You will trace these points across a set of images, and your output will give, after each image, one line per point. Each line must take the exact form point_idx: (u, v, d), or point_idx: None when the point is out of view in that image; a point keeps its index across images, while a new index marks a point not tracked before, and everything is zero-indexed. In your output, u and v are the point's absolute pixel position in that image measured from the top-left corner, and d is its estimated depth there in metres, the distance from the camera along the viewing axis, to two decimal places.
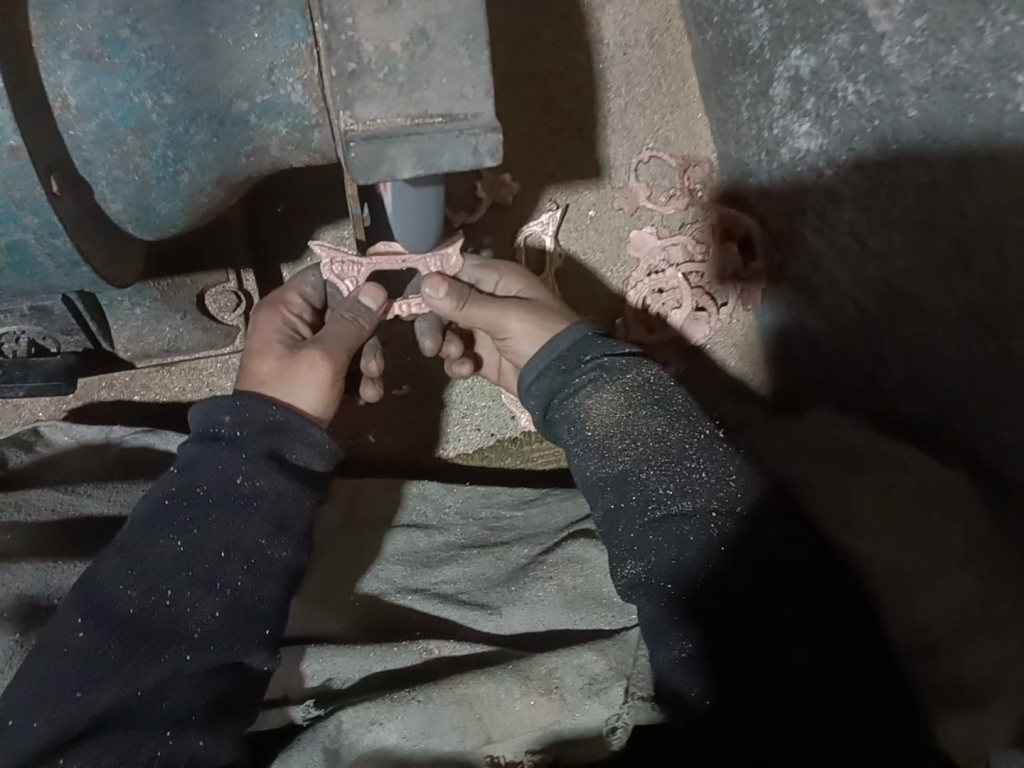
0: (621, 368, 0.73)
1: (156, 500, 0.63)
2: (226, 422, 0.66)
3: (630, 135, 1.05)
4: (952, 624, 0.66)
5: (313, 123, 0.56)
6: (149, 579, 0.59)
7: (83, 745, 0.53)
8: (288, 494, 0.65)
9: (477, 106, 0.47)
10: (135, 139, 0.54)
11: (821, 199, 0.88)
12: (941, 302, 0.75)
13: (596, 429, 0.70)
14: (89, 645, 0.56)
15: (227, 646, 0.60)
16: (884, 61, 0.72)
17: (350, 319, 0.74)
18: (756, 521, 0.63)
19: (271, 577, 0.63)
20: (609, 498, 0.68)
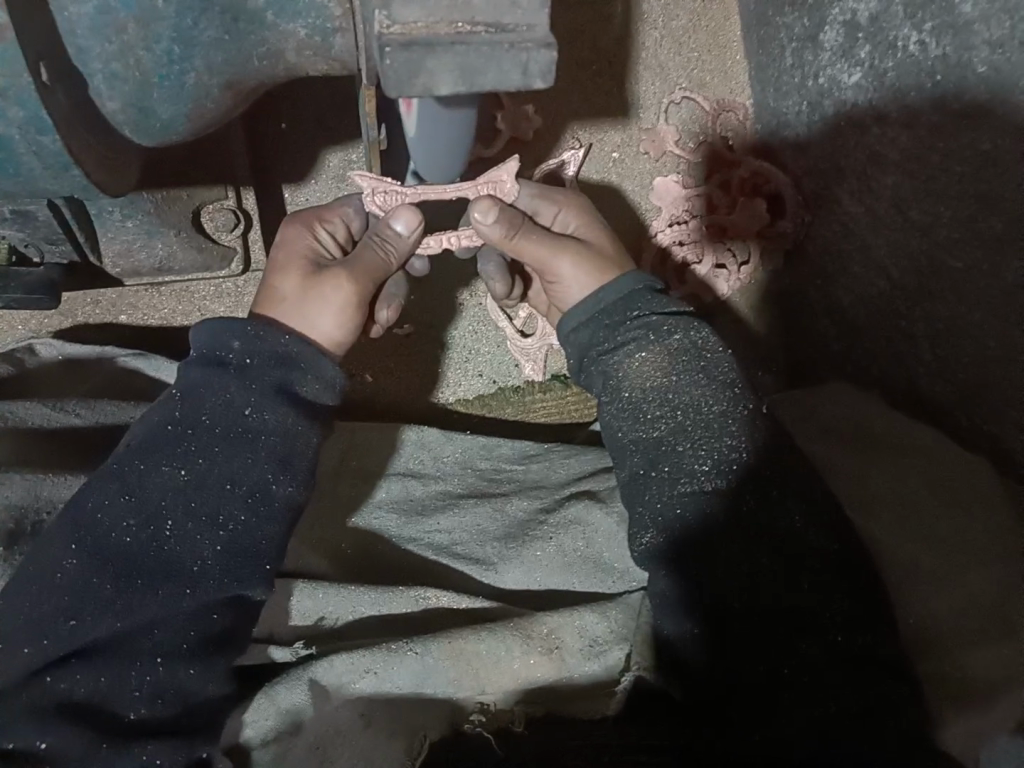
0: (668, 329, 0.68)
1: (159, 420, 0.59)
2: (235, 347, 0.61)
3: (663, 73, 0.99)
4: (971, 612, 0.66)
5: (336, 27, 0.51)
6: (147, 507, 0.56)
7: (70, 670, 0.52)
8: (296, 432, 0.61)
9: (530, 15, 0.41)
10: (137, 30, 0.47)
11: (862, 158, 0.83)
12: (986, 280, 0.71)
13: (634, 391, 0.67)
14: (78, 576, 0.54)
15: (224, 580, 0.57)
16: (957, 10, 0.66)
17: (378, 243, 0.66)
18: (784, 508, 0.62)
19: (272, 517, 0.60)
20: (637, 462, 0.65)
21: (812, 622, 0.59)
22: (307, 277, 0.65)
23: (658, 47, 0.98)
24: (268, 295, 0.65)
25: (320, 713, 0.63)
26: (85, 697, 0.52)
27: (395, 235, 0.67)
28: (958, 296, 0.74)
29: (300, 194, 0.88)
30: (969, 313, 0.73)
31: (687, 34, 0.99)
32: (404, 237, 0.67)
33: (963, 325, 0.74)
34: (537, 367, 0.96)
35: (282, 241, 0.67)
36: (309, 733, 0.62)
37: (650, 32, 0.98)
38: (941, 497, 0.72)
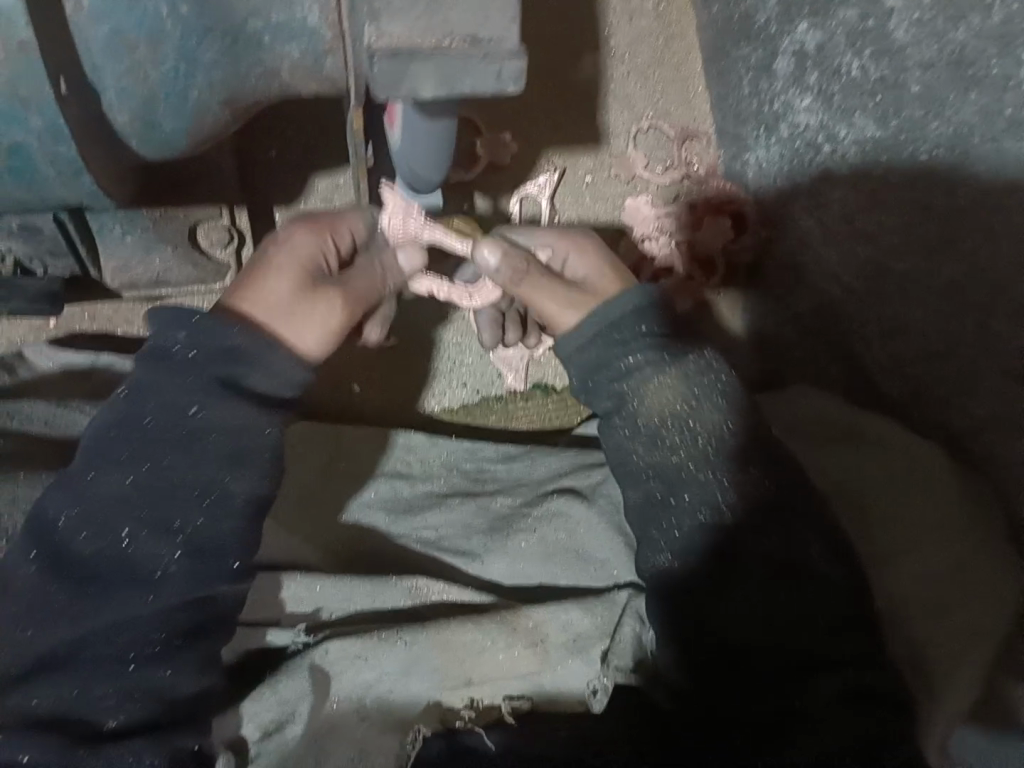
0: (681, 356, 0.71)
1: (105, 425, 0.60)
2: (181, 341, 0.62)
3: (631, 103, 1.06)
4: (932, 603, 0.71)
5: (327, 50, 0.56)
6: (99, 516, 0.57)
7: (39, 686, 0.54)
8: (254, 426, 0.62)
9: (502, 30, 0.46)
10: (147, 49, 0.52)
11: (815, 176, 0.89)
12: (926, 276, 0.75)
13: (652, 417, 0.70)
14: (35, 586, 0.55)
15: (183, 584, 0.58)
16: (891, 37, 0.73)
17: (380, 270, 0.73)
18: (801, 543, 0.66)
19: (228, 512, 0.61)
20: (657, 487, 0.68)
21: (820, 655, 0.64)
22: (300, 287, 0.66)
23: (626, 78, 1.06)
24: (258, 291, 0.65)
25: (317, 698, 0.67)
26: (51, 711, 0.54)
27: (396, 266, 0.74)
28: (903, 295, 0.79)
29: (289, 215, 0.92)
30: (911, 309, 0.78)
31: (654, 67, 1.07)
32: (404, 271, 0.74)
33: (914, 322, 0.78)
34: (519, 377, 1.00)
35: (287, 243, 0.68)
36: (305, 716, 0.66)
37: (619, 65, 1.05)
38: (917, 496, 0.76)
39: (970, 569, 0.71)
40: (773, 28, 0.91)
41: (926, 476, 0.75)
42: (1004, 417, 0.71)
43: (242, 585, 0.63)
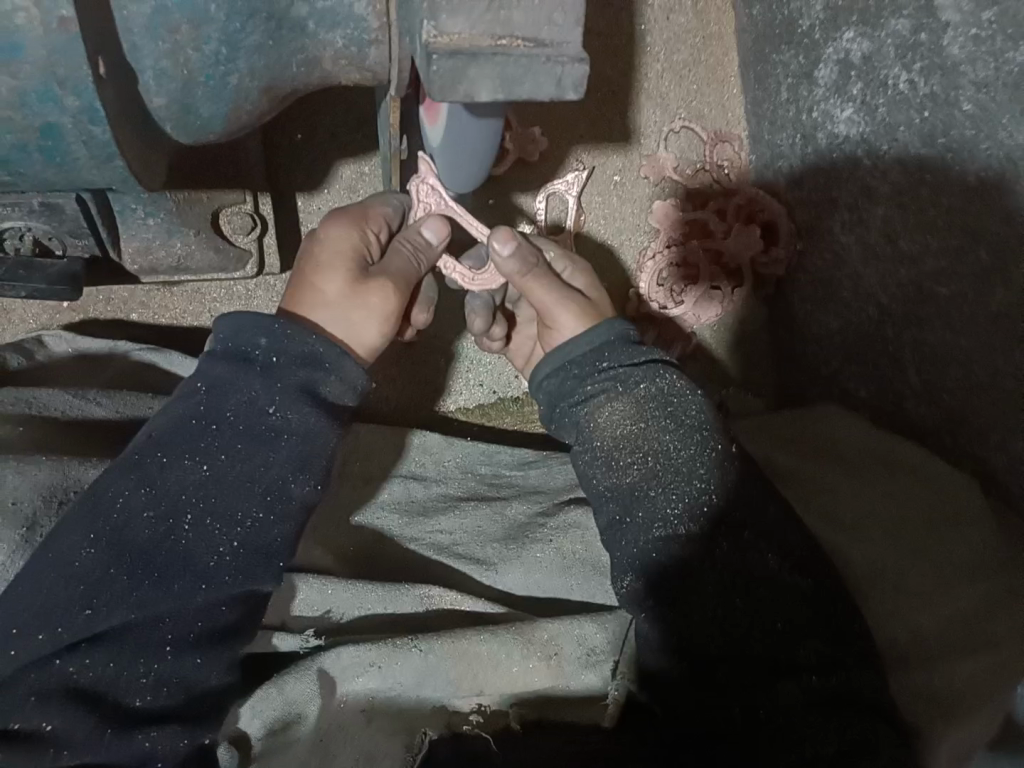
0: (636, 378, 0.70)
1: (183, 413, 0.61)
2: (262, 344, 0.62)
3: (664, 103, 1.04)
4: (948, 636, 0.67)
5: (372, 39, 0.54)
6: (168, 501, 0.58)
7: (80, 654, 0.55)
8: (318, 433, 0.63)
9: (566, 33, 0.44)
10: (189, 31, 0.50)
11: (853, 189, 0.87)
12: (975, 306, 0.73)
13: (606, 440, 0.70)
14: (96, 565, 0.55)
15: (239, 578, 0.59)
16: (945, 52, 0.71)
17: (411, 251, 0.70)
18: (759, 552, 0.65)
19: (288, 515, 0.62)
20: (613, 509, 0.69)
21: (784, 662, 0.62)
22: (352, 281, 0.67)
23: (660, 78, 1.03)
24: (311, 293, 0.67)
25: (325, 700, 0.67)
26: (93, 682, 0.55)
27: (425, 243, 0.71)
28: (943, 321, 0.77)
29: (312, 203, 0.91)
30: (954, 335, 0.76)
31: (689, 67, 1.04)
32: (433, 245, 0.71)
33: (947, 350, 0.77)
34: None
35: (327, 236, 0.68)
36: (314, 718, 0.66)
37: (653, 64, 1.03)
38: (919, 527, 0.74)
39: (996, 608, 0.68)
40: (817, 34, 0.88)
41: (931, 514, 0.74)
42: None
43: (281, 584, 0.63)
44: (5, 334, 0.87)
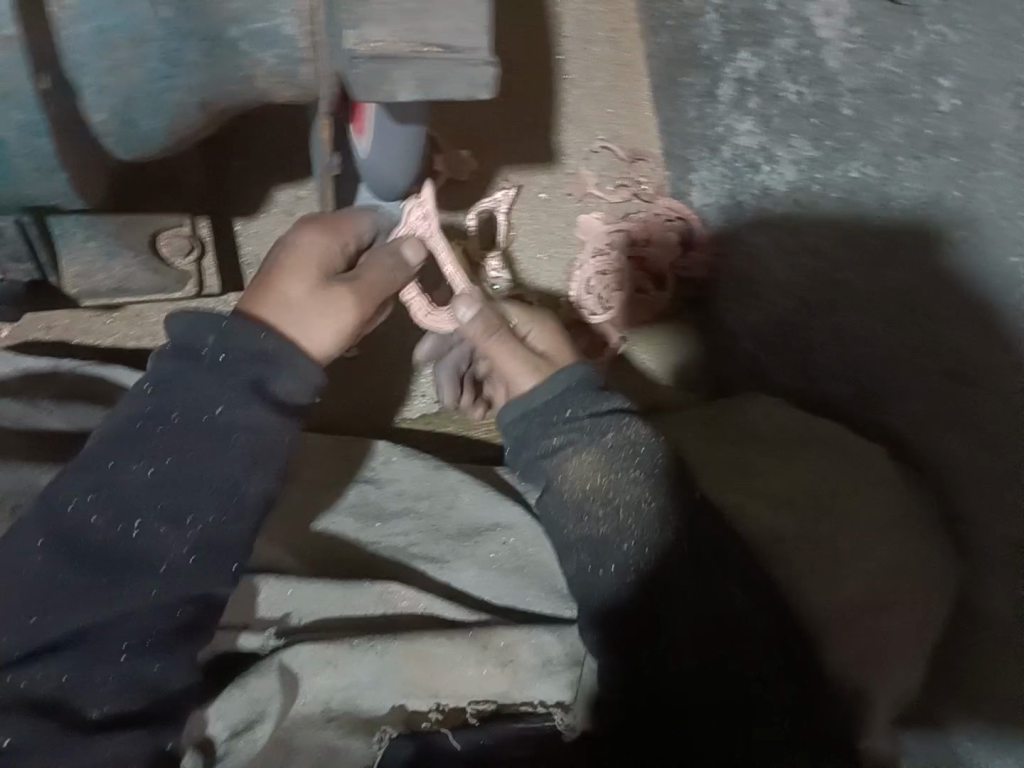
0: (600, 429, 0.74)
1: (128, 419, 0.62)
2: (207, 344, 0.63)
3: (583, 125, 1.11)
4: (866, 606, 0.76)
5: (301, 58, 0.58)
6: (118, 505, 0.59)
7: (34, 667, 0.55)
8: (267, 428, 0.64)
9: (475, 40, 0.49)
10: (128, 48, 0.54)
11: (758, 194, 0.95)
12: (871, 291, 0.81)
13: (575, 493, 0.72)
14: (44, 573, 0.56)
15: (194, 579, 0.61)
16: (824, 65, 0.79)
17: (390, 265, 0.74)
18: (705, 592, 0.70)
19: (241, 513, 0.63)
20: (585, 558, 0.71)
21: (748, 694, 0.70)
22: (313, 287, 0.69)
23: (578, 102, 1.11)
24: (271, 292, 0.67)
25: (286, 697, 0.69)
26: (49, 691, 0.55)
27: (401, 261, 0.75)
28: (848, 305, 0.84)
29: (251, 226, 0.94)
30: (858, 317, 0.84)
31: (604, 93, 1.12)
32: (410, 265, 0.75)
33: (859, 332, 0.84)
34: None
35: (301, 241, 0.70)
36: (275, 715, 0.68)
37: (571, 90, 1.10)
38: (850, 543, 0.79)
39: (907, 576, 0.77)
40: (715, 56, 0.96)
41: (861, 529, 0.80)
42: (946, 418, 0.76)
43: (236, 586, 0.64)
44: None
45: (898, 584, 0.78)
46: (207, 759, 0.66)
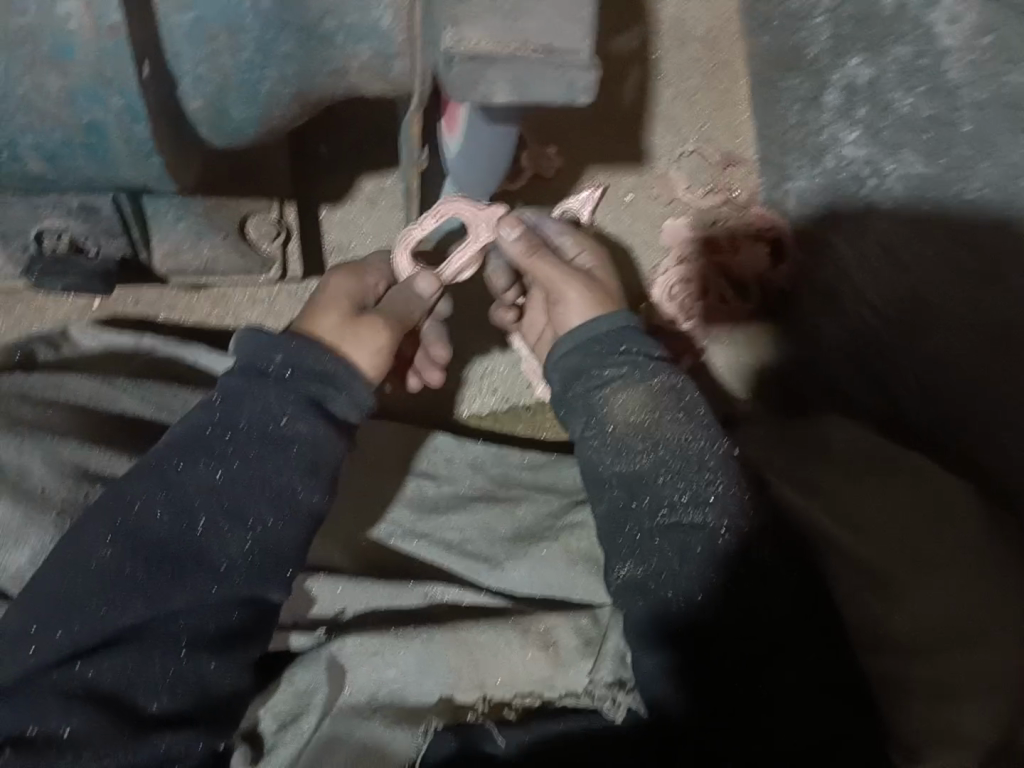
0: (652, 369, 0.72)
1: (199, 423, 0.64)
2: (276, 360, 0.65)
3: (676, 126, 1.07)
4: (920, 605, 0.74)
5: (397, 52, 0.57)
6: (182, 504, 0.60)
7: (98, 658, 0.57)
8: (326, 440, 0.64)
9: (575, 43, 0.48)
10: (226, 38, 0.54)
11: (860, 211, 0.89)
12: (964, 317, 0.76)
13: (618, 426, 0.70)
14: (116, 561, 0.58)
15: (251, 581, 0.62)
16: (944, 76, 0.73)
17: (405, 301, 0.75)
18: (756, 542, 0.66)
19: (298, 519, 0.64)
20: (619, 496, 0.69)
21: (779, 651, 0.65)
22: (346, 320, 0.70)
23: (673, 102, 1.07)
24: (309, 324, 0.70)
25: (332, 686, 0.70)
26: (111, 686, 0.56)
27: (419, 293, 0.76)
28: (939, 326, 0.79)
29: (335, 213, 0.94)
30: (949, 342, 0.78)
31: (699, 92, 1.08)
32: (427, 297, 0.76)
33: (946, 353, 0.79)
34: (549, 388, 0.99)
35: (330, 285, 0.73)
36: (321, 705, 0.69)
37: (666, 89, 1.07)
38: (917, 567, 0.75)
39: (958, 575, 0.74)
40: (823, 60, 0.91)
41: (923, 538, 0.76)
42: None
43: (288, 594, 0.64)
44: (34, 329, 0.91)
45: (967, 623, 0.72)
46: (256, 751, 0.68)
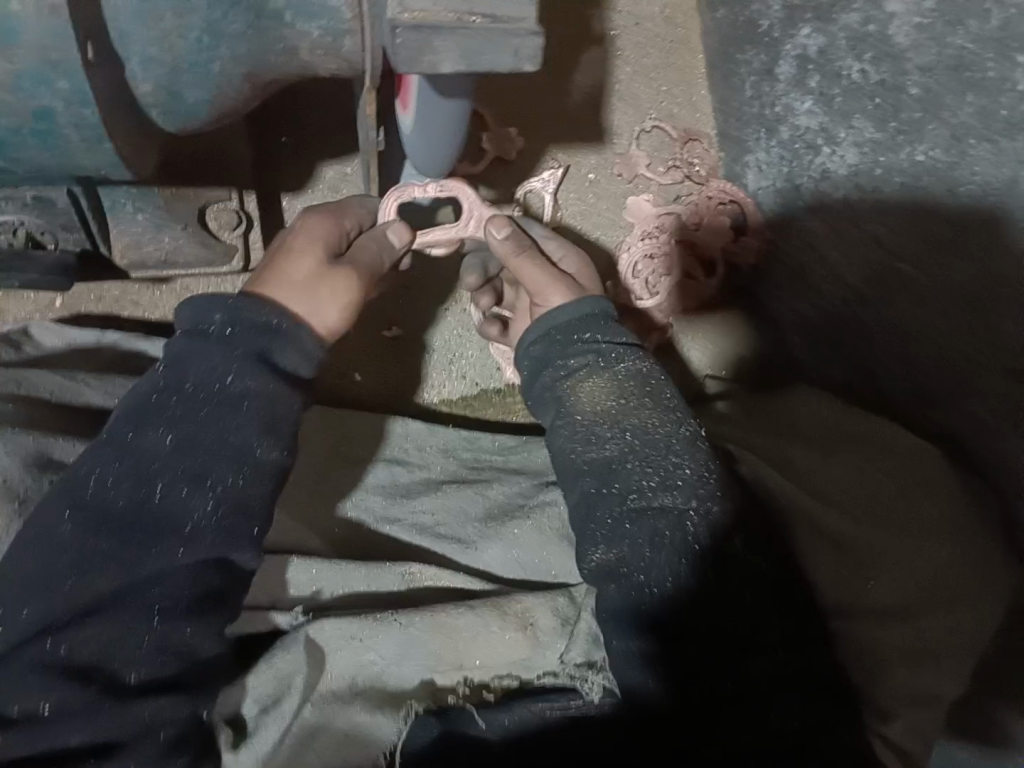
0: (615, 358, 0.74)
1: (145, 391, 0.63)
2: (215, 320, 0.65)
3: (635, 104, 1.08)
4: (902, 581, 0.74)
5: (348, 30, 0.57)
6: (142, 472, 0.59)
7: (72, 632, 0.55)
8: (280, 397, 0.64)
9: (521, 9, 0.48)
10: (173, 19, 0.54)
11: (817, 180, 0.91)
12: (929, 281, 0.77)
13: (585, 414, 0.72)
14: (77, 535, 0.57)
15: (218, 542, 0.60)
16: (892, 41, 0.75)
17: (376, 247, 0.75)
18: (726, 531, 0.67)
19: (259, 477, 0.63)
20: (590, 483, 0.70)
21: (753, 641, 0.64)
22: (318, 268, 0.71)
23: (631, 80, 1.08)
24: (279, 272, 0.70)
25: (312, 670, 0.70)
26: (88, 658, 0.56)
27: (388, 244, 0.76)
28: (907, 295, 0.80)
29: (297, 201, 0.94)
30: (918, 309, 0.79)
31: (657, 70, 1.08)
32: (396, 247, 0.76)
33: (914, 324, 0.81)
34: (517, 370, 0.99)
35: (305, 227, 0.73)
36: (301, 688, 0.70)
37: (624, 67, 1.07)
38: (891, 542, 0.76)
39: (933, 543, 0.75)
40: (776, 32, 0.92)
41: (897, 514, 0.77)
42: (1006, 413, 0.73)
43: (260, 558, 0.64)
44: None
45: (946, 586, 0.74)
46: (239, 734, 0.69)
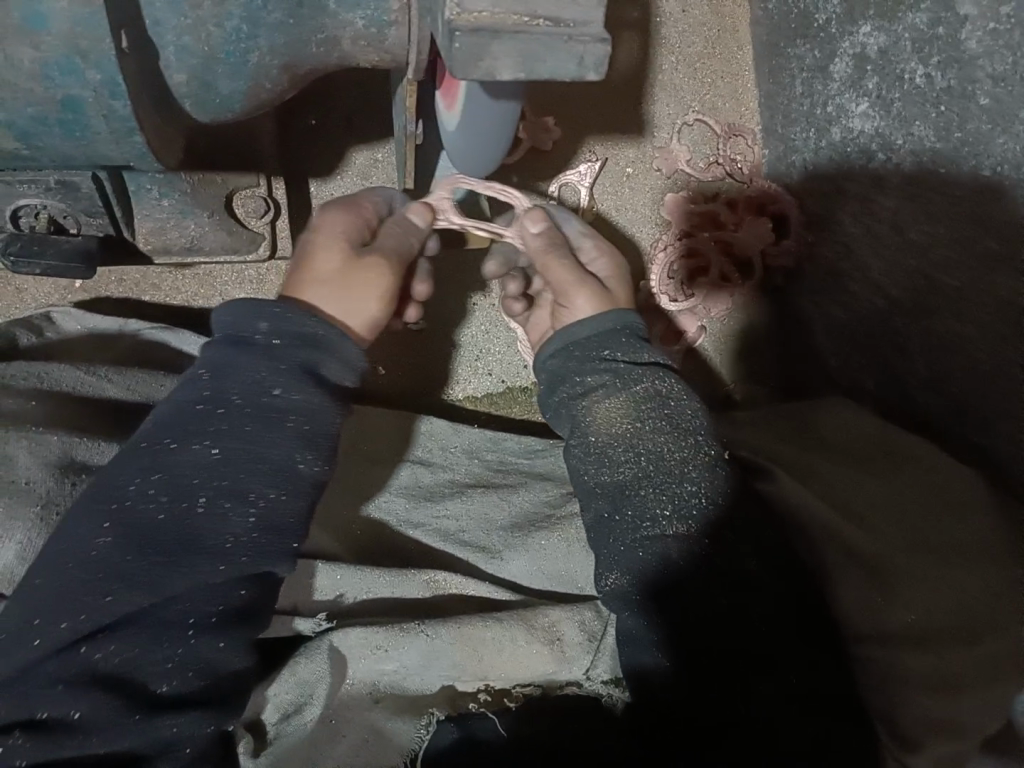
0: (635, 377, 0.71)
1: (188, 398, 0.61)
2: (261, 328, 0.63)
3: (678, 96, 1.04)
4: (929, 610, 0.70)
5: (392, 21, 0.55)
6: (180, 485, 0.58)
7: (103, 640, 0.55)
8: (323, 409, 0.63)
9: (586, 12, 0.45)
10: (211, 5, 0.51)
11: (868, 187, 0.86)
12: (979, 298, 0.74)
13: (600, 437, 0.70)
14: (115, 550, 0.55)
15: (256, 559, 0.60)
16: (962, 46, 0.70)
17: (403, 232, 0.72)
18: (744, 552, 0.66)
19: (300, 492, 0.62)
20: (602, 506, 0.68)
21: (766, 662, 0.63)
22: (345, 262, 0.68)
23: (675, 70, 1.03)
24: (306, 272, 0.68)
25: (334, 677, 0.69)
26: (118, 669, 0.55)
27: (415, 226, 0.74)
28: (950, 311, 0.77)
29: (324, 188, 0.91)
30: (962, 325, 0.76)
31: (702, 60, 1.04)
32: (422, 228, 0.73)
33: (959, 339, 0.77)
34: None
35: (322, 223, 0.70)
36: (323, 696, 0.68)
37: (667, 56, 1.03)
38: (915, 565, 0.72)
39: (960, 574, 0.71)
40: (833, 28, 0.88)
41: (927, 542, 0.73)
42: None
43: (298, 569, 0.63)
44: (15, 310, 0.88)
45: (977, 623, 0.69)
46: (259, 741, 0.67)
